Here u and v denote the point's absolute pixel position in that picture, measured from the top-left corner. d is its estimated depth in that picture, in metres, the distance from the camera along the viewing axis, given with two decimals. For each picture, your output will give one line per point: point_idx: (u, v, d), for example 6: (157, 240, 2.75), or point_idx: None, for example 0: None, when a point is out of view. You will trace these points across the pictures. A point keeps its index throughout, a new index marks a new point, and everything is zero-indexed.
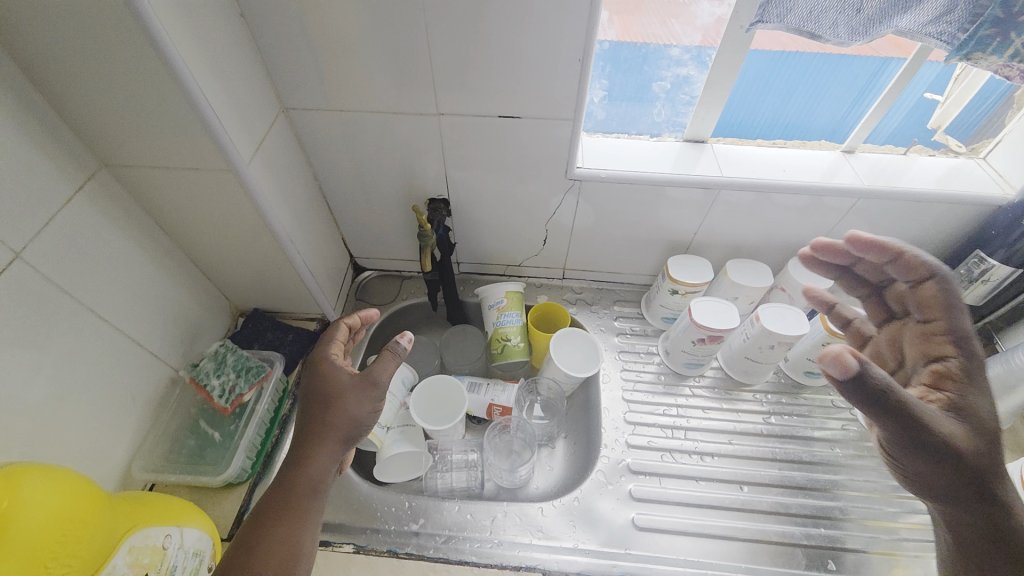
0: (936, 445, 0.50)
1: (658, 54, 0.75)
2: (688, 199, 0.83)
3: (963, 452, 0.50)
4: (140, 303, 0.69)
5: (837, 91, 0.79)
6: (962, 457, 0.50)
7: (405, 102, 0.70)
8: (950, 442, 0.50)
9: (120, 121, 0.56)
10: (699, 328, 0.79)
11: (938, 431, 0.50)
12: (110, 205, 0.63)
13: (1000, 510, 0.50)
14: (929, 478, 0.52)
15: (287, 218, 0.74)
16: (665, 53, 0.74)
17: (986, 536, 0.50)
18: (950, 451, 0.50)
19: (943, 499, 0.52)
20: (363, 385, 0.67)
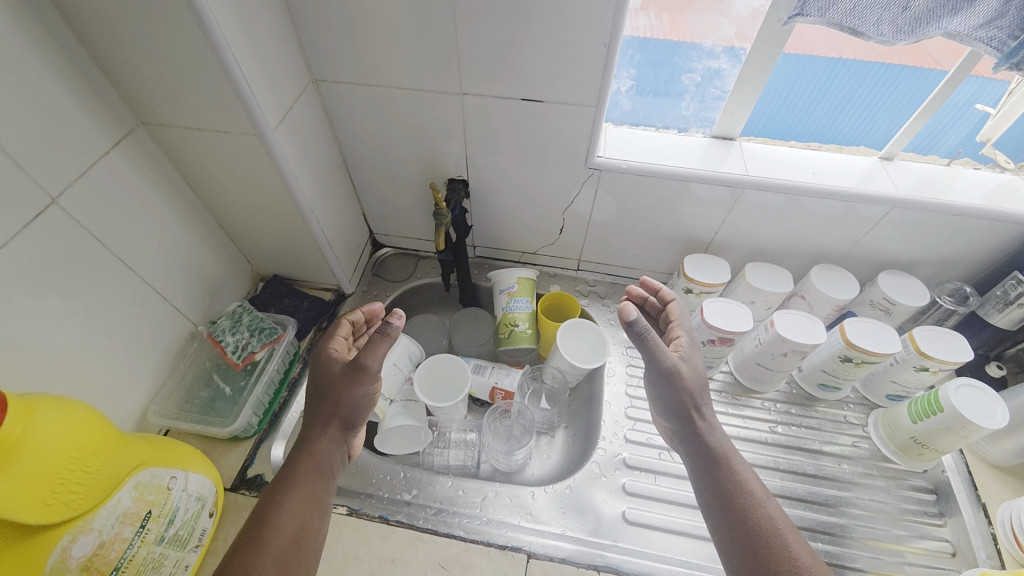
0: (669, 378, 0.64)
1: (689, 47, 0.72)
2: (710, 197, 0.81)
3: (687, 380, 0.65)
4: (166, 258, 0.72)
5: (878, 101, 0.76)
6: (686, 382, 0.65)
7: (430, 79, 0.70)
8: (679, 371, 0.65)
9: (157, 79, 0.58)
10: (710, 329, 0.77)
11: (671, 362, 0.65)
12: (144, 162, 0.66)
13: (715, 445, 0.62)
14: (669, 402, 0.65)
15: (310, 187, 0.77)
16: (698, 45, 0.72)
17: (703, 448, 0.62)
18: (678, 378, 0.65)
19: (678, 421, 0.65)
20: (353, 372, 0.69)
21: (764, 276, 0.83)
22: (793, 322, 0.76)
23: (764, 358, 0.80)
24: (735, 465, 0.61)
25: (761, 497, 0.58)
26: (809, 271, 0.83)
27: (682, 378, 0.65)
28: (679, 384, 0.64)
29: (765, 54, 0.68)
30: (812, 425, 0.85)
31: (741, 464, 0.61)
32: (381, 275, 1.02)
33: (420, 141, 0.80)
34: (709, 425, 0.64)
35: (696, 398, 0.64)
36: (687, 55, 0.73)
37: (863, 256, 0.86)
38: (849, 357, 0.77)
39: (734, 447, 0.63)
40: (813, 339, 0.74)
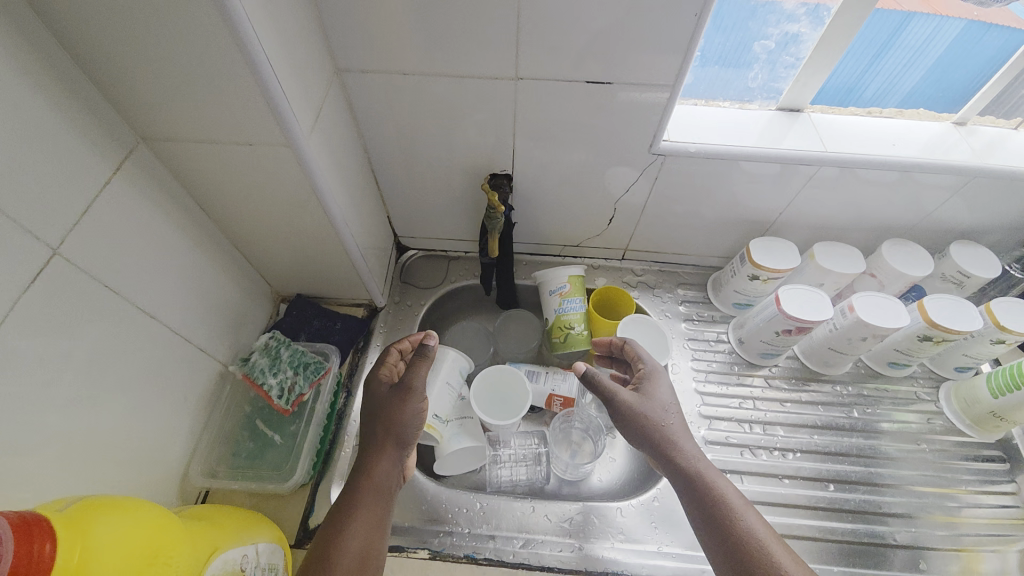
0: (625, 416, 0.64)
1: (768, 8, 0.64)
2: (781, 177, 0.75)
3: (641, 411, 0.64)
4: (185, 295, 0.62)
5: (868, 52, 0.70)
6: (641, 414, 0.63)
7: (478, 63, 0.60)
8: (629, 406, 0.64)
9: (162, 85, 0.47)
10: (789, 319, 0.73)
11: (619, 401, 0.65)
12: (150, 185, 0.55)
13: (685, 468, 0.60)
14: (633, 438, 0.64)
15: (341, 198, 0.66)
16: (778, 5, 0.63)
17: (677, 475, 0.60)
18: (630, 413, 0.64)
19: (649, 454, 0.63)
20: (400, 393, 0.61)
21: (835, 255, 0.78)
22: (872, 304, 0.73)
23: (838, 343, 0.77)
24: (712, 482, 0.58)
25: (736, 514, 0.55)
26: (878, 247, 0.79)
27: (636, 413, 0.63)
28: (633, 417, 0.64)
29: (853, 15, 0.61)
30: (883, 405, 0.83)
31: (719, 478, 0.58)
32: (412, 282, 0.93)
33: (462, 133, 0.71)
34: (679, 447, 0.61)
35: (655, 424, 0.63)
36: (765, 17, 0.64)
37: (930, 228, 0.82)
38: (929, 336, 0.74)
39: (709, 463, 0.60)
40: (896, 322, 0.71)
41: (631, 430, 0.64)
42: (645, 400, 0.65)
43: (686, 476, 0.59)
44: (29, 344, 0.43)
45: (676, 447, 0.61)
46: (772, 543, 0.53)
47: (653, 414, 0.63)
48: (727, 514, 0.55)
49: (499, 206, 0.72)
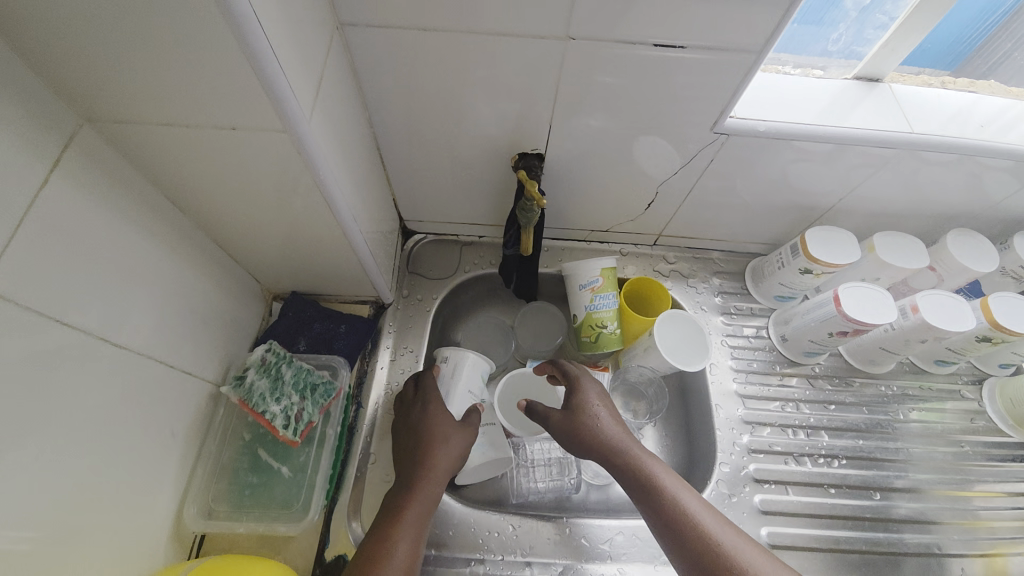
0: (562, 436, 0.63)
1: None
2: (853, 161, 0.65)
3: (571, 424, 0.63)
4: (162, 311, 0.51)
5: None
6: (572, 428, 0.62)
7: (517, 18, 0.48)
8: (560, 424, 0.63)
9: (108, 51, 0.34)
10: (848, 322, 0.67)
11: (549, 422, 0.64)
12: (105, 180, 0.43)
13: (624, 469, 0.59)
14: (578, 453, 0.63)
15: (347, 190, 0.55)
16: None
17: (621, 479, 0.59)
18: (562, 430, 0.63)
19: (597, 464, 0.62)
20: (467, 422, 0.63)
21: (896, 247, 0.71)
22: (935, 304, 0.67)
23: (892, 343, 0.72)
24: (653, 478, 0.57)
25: (676, 506, 0.54)
26: (942, 237, 0.73)
27: (569, 430, 0.63)
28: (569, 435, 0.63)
29: None
30: (927, 405, 0.79)
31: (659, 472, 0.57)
32: (421, 271, 0.83)
33: (489, 105, 0.59)
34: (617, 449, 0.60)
35: (583, 435, 0.61)
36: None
37: (999, 217, 0.75)
38: (989, 337, 0.69)
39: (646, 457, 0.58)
40: (960, 326, 0.66)
41: (566, 443, 0.64)
42: (569, 412, 0.64)
43: (625, 478, 0.58)
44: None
45: (611, 451, 0.60)
46: (717, 528, 0.52)
47: (580, 425, 0.62)
48: (666, 507, 0.54)
49: (540, 201, 0.61)
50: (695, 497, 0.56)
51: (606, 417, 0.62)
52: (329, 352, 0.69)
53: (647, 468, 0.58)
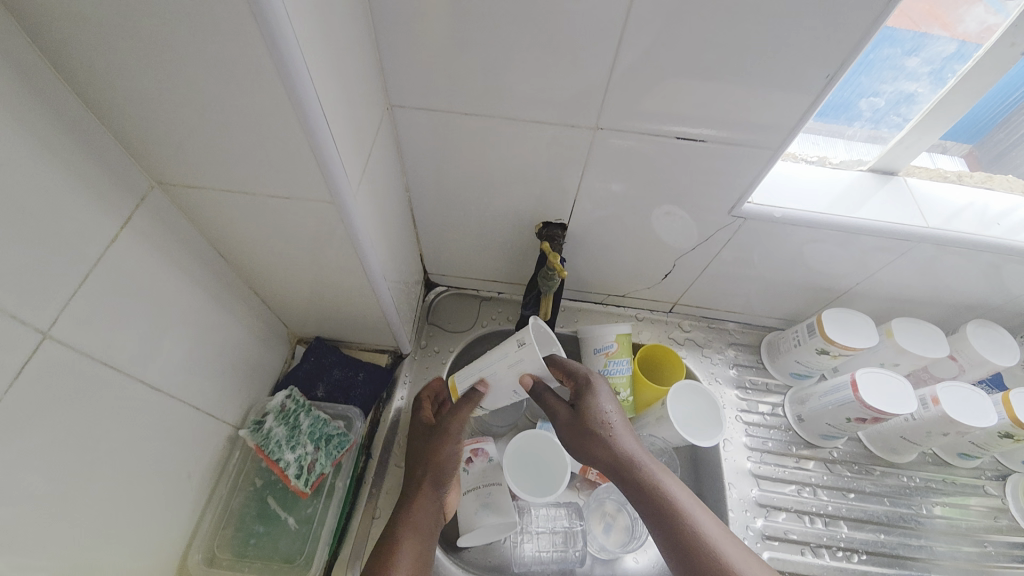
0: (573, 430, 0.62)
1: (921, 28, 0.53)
2: (871, 249, 0.67)
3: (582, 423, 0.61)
4: (197, 353, 0.54)
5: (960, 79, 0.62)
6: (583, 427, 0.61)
7: (549, 105, 0.53)
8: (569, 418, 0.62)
9: (189, 130, 0.38)
10: (866, 408, 0.66)
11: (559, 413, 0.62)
12: (167, 234, 0.46)
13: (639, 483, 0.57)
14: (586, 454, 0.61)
15: (380, 249, 0.58)
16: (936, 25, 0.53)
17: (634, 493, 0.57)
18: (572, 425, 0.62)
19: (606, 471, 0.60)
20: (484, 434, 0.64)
21: (915, 334, 0.71)
22: (956, 396, 0.66)
23: (913, 432, 0.71)
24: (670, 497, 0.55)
25: (685, 516, 0.54)
26: (962, 326, 0.72)
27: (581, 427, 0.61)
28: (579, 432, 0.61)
29: (981, 81, 0.54)
30: (949, 499, 0.76)
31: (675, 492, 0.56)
32: (440, 324, 0.85)
33: (519, 177, 0.63)
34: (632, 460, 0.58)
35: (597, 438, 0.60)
36: (919, 41, 0.54)
37: (1020, 311, 0.74)
38: (1011, 434, 0.67)
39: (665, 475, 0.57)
40: (981, 421, 0.65)
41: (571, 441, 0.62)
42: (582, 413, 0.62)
43: (640, 492, 0.57)
44: (15, 441, 0.35)
45: (625, 462, 0.58)
46: (733, 556, 0.51)
47: (594, 428, 0.60)
48: (680, 524, 0.53)
49: (561, 272, 0.62)
50: (704, 512, 0.55)
51: (615, 417, 0.61)
52: (346, 402, 0.71)
53: (655, 474, 0.57)
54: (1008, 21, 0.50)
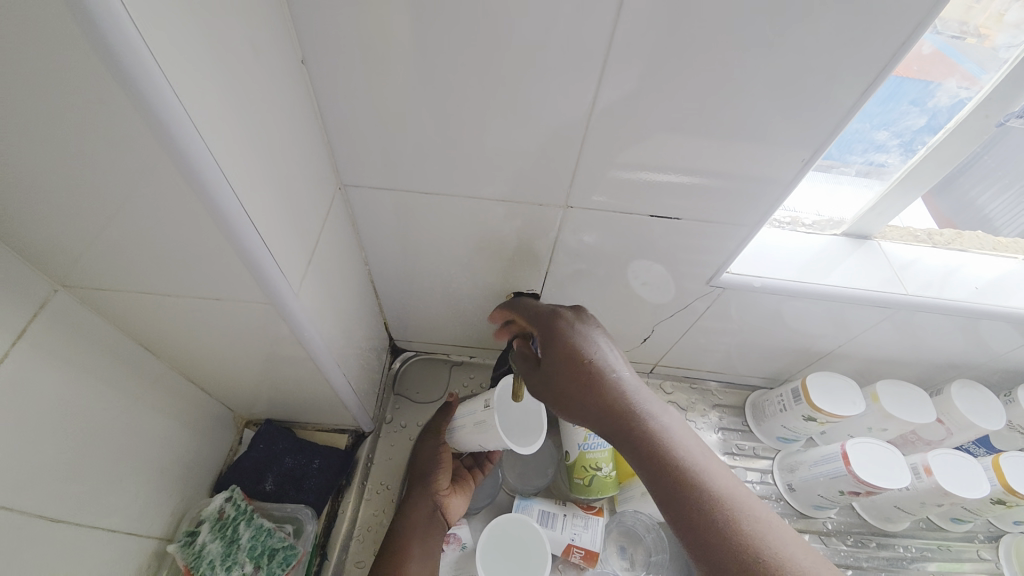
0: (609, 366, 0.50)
1: (903, 85, 0.51)
2: (852, 315, 0.66)
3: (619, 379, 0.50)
4: (113, 463, 0.47)
5: None
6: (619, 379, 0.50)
7: (518, 177, 0.51)
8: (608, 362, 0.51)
9: (91, 240, 0.33)
10: (862, 483, 0.63)
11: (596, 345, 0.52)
12: (75, 340, 0.40)
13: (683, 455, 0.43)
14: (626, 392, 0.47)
15: (333, 335, 0.53)
16: (914, 84, 0.51)
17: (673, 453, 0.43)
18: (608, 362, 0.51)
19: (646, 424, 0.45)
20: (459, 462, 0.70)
21: (901, 399, 0.69)
22: (947, 465, 0.64)
23: (908, 503, 0.68)
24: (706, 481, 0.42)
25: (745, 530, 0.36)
26: (946, 387, 0.71)
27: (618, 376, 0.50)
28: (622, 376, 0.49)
29: (952, 153, 0.54)
30: (949, 568, 0.73)
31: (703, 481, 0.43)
32: (408, 394, 0.79)
33: (489, 247, 0.60)
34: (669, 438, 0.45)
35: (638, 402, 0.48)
36: (892, 115, 0.54)
37: (998, 368, 0.74)
38: (1004, 501, 0.65)
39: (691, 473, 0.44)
40: (975, 493, 0.63)
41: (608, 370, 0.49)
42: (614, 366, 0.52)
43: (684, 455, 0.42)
44: None
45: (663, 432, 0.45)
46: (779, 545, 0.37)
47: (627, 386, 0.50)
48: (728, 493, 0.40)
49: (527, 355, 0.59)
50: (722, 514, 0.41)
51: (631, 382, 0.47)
52: (295, 500, 0.65)
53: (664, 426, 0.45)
54: (981, 94, 0.49)
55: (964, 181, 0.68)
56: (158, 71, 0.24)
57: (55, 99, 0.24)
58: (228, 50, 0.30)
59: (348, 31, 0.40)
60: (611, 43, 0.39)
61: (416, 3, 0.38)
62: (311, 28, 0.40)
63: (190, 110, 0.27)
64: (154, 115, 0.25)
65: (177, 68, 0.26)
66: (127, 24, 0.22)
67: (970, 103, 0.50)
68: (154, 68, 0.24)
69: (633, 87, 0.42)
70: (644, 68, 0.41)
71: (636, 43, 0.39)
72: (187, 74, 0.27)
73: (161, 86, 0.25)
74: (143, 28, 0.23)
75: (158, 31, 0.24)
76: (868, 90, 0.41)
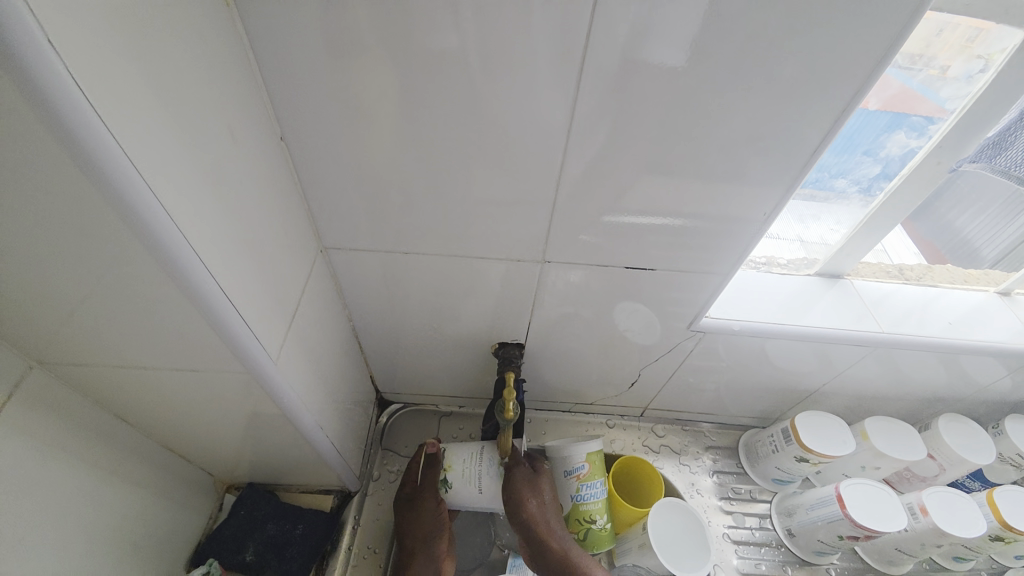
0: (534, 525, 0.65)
1: (855, 138, 0.54)
2: (835, 353, 0.66)
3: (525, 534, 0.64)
4: (85, 542, 0.45)
5: None
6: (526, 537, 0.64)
7: (495, 233, 0.53)
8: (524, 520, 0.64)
9: (66, 319, 0.33)
10: (858, 527, 0.62)
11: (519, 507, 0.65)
12: (48, 417, 0.40)
13: None
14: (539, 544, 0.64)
15: (315, 396, 0.53)
16: (865, 136, 0.54)
17: None
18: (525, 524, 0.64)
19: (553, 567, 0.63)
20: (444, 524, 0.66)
21: (891, 436, 0.69)
22: (942, 504, 0.63)
23: (909, 544, 0.66)
24: None
25: None
26: (933, 422, 0.71)
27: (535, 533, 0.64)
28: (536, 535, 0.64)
29: (909, 197, 0.57)
30: None
31: None
32: (395, 449, 0.78)
33: (471, 300, 0.61)
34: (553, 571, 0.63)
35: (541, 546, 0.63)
36: (847, 165, 0.57)
37: (983, 400, 0.74)
38: (1001, 537, 0.63)
39: None
40: (975, 531, 0.61)
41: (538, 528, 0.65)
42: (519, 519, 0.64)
43: None
44: None
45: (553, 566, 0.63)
46: None
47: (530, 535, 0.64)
48: None
49: (510, 412, 0.59)
50: None
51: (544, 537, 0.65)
52: (277, 572, 0.62)
53: None
54: (931, 142, 0.52)
55: (944, 209, 0.70)
56: (126, 158, 0.26)
57: (15, 198, 0.24)
58: (199, 134, 0.32)
59: (327, 106, 0.42)
60: (574, 106, 0.42)
61: (390, 81, 0.41)
62: (291, 105, 0.42)
63: (157, 191, 0.28)
64: (121, 200, 0.26)
65: (148, 158, 0.28)
66: (101, 126, 0.24)
67: (921, 150, 0.53)
68: (123, 160, 0.26)
69: (596, 148, 0.45)
70: (606, 127, 0.44)
71: (597, 106, 0.42)
72: (156, 159, 0.28)
73: (127, 172, 0.26)
74: (111, 123, 0.25)
75: (126, 123, 0.26)
76: (830, 130, 0.44)
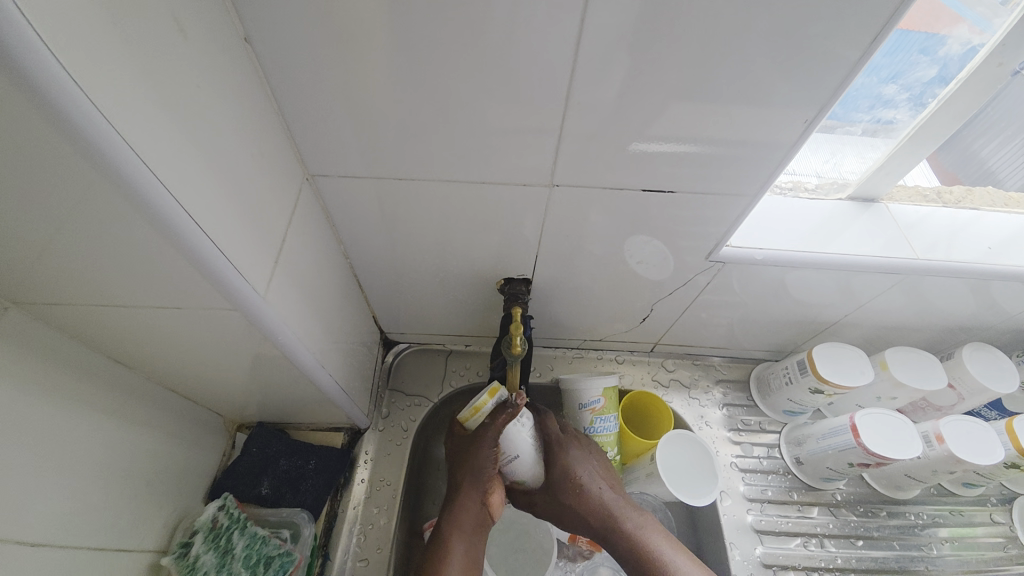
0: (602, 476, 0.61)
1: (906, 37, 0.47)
2: (857, 284, 0.63)
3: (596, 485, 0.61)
4: (100, 481, 0.46)
5: None
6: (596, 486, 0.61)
7: (498, 159, 0.48)
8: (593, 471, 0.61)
9: (25, 259, 0.30)
10: (870, 454, 0.62)
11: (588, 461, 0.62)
12: (35, 362, 0.38)
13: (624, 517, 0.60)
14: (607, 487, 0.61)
15: (313, 337, 0.51)
16: (919, 35, 0.47)
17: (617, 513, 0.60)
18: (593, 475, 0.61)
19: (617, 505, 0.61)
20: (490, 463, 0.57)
21: (911, 367, 0.67)
22: (960, 432, 0.63)
23: (919, 470, 0.67)
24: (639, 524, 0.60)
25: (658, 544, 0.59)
26: (958, 352, 0.68)
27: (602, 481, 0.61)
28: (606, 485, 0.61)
29: (966, 104, 0.50)
30: (958, 532, 0.72)
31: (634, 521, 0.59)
32: (402, 390, 0.78)
33: (474, 234, 0.57)
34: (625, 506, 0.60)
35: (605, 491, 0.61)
36: (901, 66, 0.49)
37: (1011, 328, 0.71)
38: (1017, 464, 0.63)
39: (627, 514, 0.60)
40: (989, 459, 0.61)
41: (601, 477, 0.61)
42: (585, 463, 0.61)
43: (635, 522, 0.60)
44: None
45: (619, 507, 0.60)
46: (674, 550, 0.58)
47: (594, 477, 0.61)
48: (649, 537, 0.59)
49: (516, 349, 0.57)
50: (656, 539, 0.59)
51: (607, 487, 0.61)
52: (293, 503, 0.64)
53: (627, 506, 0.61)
54: (994, 39, 0.45)
55: (975, 142, 0.63)
56: (68, 78, 0.22)
57: None
58: (153, 49, 0.28)
59: (296, 12, 0.36)
60: (582, 21, 0.36)
61: None
62: (251, 6, 0.36)
63: (109, 117, 0.25)
64: (48, 118, 0.22)
65: (79, 68, 0.23)
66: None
67: (983, 50, 0.46)
68: (40, 68, 0.21)
69: (613, 55, 0.39)
70: (622, 45, 0.38)
71: (611, 18, 0.36)
72: (103, 76, 0.24)
73: (51, 87, 0.22)
74: (20, 23, 0.20)
75: (59, 29, 0.22)
76: (876, 41, 0.37)
